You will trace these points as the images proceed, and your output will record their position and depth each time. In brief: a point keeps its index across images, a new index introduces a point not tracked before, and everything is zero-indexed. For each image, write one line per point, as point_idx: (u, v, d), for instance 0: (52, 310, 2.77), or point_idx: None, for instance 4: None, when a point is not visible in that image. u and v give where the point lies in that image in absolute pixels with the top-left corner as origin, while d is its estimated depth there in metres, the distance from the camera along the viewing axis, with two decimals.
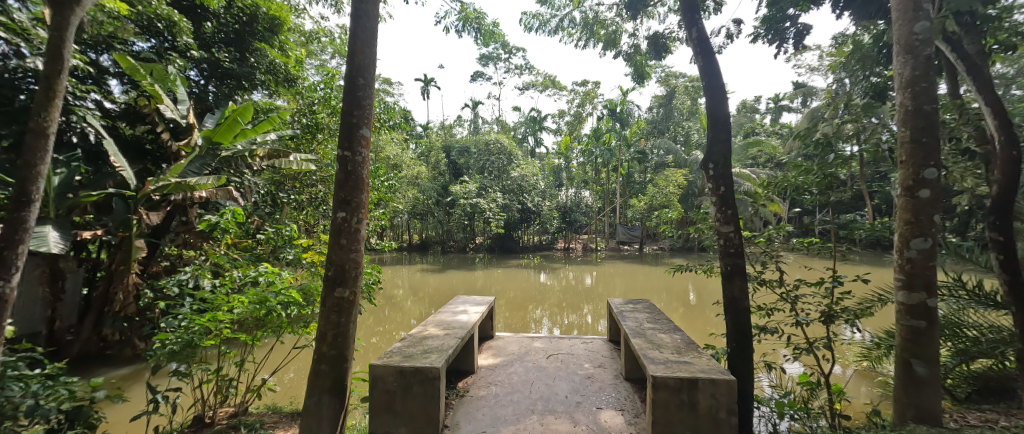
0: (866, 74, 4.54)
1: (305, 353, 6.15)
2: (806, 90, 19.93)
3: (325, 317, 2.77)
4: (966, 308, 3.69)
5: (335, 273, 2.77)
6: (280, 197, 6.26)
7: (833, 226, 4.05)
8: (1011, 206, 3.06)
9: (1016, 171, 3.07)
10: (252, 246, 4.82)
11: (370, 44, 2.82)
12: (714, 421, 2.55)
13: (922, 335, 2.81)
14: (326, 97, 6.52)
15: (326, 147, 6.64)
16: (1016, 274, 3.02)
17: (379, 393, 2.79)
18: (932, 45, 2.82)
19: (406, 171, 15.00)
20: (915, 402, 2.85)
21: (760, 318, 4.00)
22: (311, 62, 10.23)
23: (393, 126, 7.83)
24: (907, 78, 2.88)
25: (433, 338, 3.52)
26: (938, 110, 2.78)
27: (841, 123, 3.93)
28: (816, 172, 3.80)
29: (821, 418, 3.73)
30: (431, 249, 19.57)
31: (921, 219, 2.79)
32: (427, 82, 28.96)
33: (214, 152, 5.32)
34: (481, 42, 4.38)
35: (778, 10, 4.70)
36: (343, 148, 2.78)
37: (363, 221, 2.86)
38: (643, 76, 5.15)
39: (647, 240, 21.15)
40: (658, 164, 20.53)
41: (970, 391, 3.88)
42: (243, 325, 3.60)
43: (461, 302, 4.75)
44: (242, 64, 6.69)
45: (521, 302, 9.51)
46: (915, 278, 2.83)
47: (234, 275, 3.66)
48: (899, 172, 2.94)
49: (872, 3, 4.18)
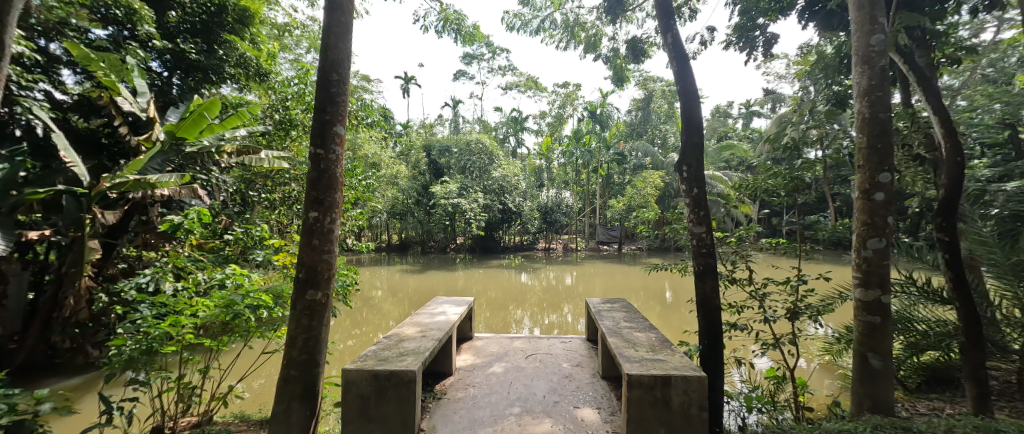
0: (829, 82, 4.81)
1: (275, 359, 5.92)
2: (775, 96, 20.82)
3: (296, 321, 2.67)
4: (917, 304, 3.97)
5: (307, 274, 2.68)
6: (250, 196, 5.95)
7: (799, 226, 4.26)
8: (956, 209, 3.31)
9: (961, 175, 3.31)
10: (219, 247, 4.59)
11: (345, 39, 2.76)
12: (687, 416, 2.63)
13: (877, 329, 3.00)
14: (299, 93, 6.21)
15: (301, 145, 6.36)
16: (961, 271, 3.25)
17: (352, 398, 2.71)
18: (886, 57, 3.03)
19: (385, 170, 14.74)
20: (871, 394, 3.03)
21: (731, 315, 4.14)
22: (286, 56, 9.90)
23: (371, 124, 7.60)
24: (864, 87, 3.07)
25: (410, 340, 3.46)
26: (892, 118, 2.97)
27: (807, 128, 4.17)
28: (784, 175, 4.00)
29: (787, 410, 3.90)
30: (411, 250, 19.27)
31: (876, 220, 2.98)
32: (408, 80, 28.52)
33: (177, 147, 5.04)
34: (461, 43, 4.35)
35: (749, 19, 4.91)
36: (316, 145, 2.70)
37: (336, 221, 2.78)
38: (622, 79, 5.25)
39: (625, 240, 21.51)
40: (637, 166, 20.99)
41: (919, 382, 4.17)
42: (208, 330, 3.43)
43: (441, 302, 4.71)
44: (209, 55, 6.36)
45: (503, 302, 9.48)
46: (871, 275, 3.01)
47: (198, 278, 3.47)
48: (857, 175, 3.12)
49: (834, 16, 4.41)
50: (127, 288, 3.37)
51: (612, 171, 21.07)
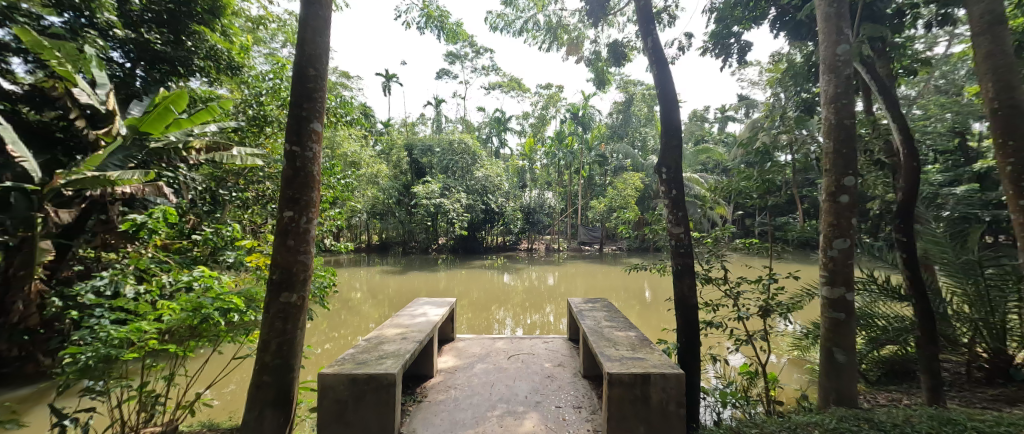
0: (798, 89, 5.02)
1: (246, 364, 5.69)
2: (748, 102, 21.60)
3: (269, 325, 2.57)
4: (878, 301, 4.21)
5: (281, 276, 2.58)
6: (220, 194, 5.56)
7: (770, 228, 4.44)
8: (913, 211, 3.52)
9: (917, 180, 3.52)
10: (186, 248, 4.37)
11: (322, 33, 2.69)
12: (665, 413, 2.70)
13: (842, 325, 3.15)
14: (275, 88, 6.00)
15: (276, 142, 6.11)
16: (917, 269, 3.46)
17: (329, 403, 2.64)
18: (851, 66, 3.19)
19: (365, 169, 14.46)
20: (836, 387, 3.19)
21: (707, 313, 4.26)
22: (260, 50, 9.55)
23: (351, 122, 7.42)
24: (831, 94, 3.22)
25: (390, 342, 3.39)
26: (855, 124, 3.13)
27: (777, 133, 4.35)
28: (756, 178, 4.17)
29: (759, 405, 4.04)
30: (391, 250, 18.95)
31: (841, 221, 3.14)
32: (388, 77, 28.02)
33: (141, 142, 4.80)
34: (444, 41, 4.31)
35: (724, 27, 5.09)
36: (291, 142, 2.61)
37: (313, 221, 2.69)
38: (604, 82, 5.33)
39: (606, 241, 21.84)
40: (617, 168, 21.33)
41: (879, 375, 4.42)
42: (174, 335, 3.25)
43: (422, 303, 4.65)
44: (177, 47, 6.05)
45: (485, 302, 9.44)
46: (837, 274, 3.16)
47: (163, 281, 3.30)
48: (824, 179, 3.28)
49: (803, 26, 4.63)
50: (83, 292, 3.15)
51: (594, 173, 21.31)
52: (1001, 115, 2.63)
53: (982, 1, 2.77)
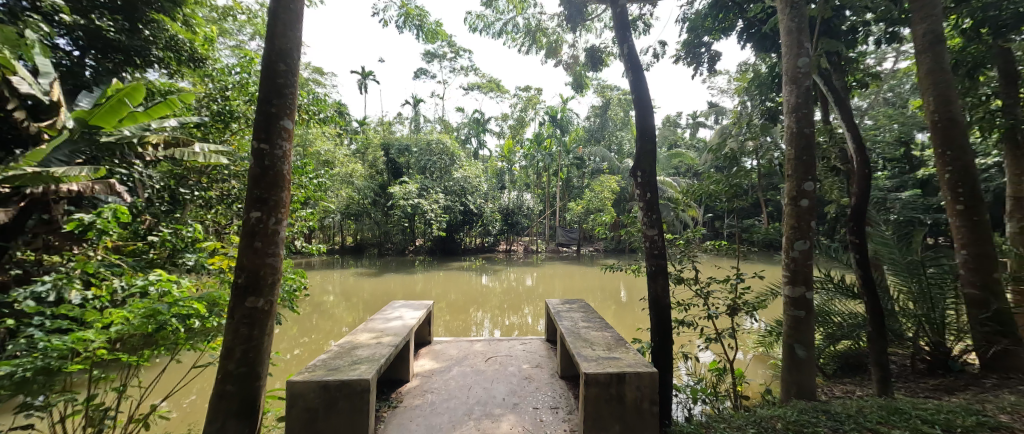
0: (763, 98, 5.29)
1: (209, 372, 5.39)
2: (718, 109, 22.51)
3: (233, 331, 2.44)
4: (833, 299, 4.47)
5: (246, 280, 2.46)
6: (180, 193, 5.14)
7: (737, 230, 4.63)
8: (865, 215, 3.77)
9: (868, 186, 3.78)
10: (142, 250, 4.07)
11: (294, 27, 2.59)
12: (639, 411, 2.76)
13: (802, 322, 3.33)
14: (242, 82, 5.65)
15: (242, 139, 5.78)
16: (866, 269, 3.71)
17: (298, 412, 2.53)
18: (810, 78, 3.38)
19: (339, 168, 14.05)
20: (798, 382, 3.36)
21: (679, 313, 4.39)
22: (226, 42, 9.10)
23: (325, 120, 7.17)
24: (793, 104, 3.40)
25: (364, 347, 3.30)
26: (815, 133, 3.32)
27: (744, 140, 4.57)
28: (724, 182, 4.36)
29: (727, 400, 4.21)
30: (366, 252, 18.49)
31: (801, 224, 3.33)
32: (365, 75, 27.28)
33: (90, 137, 4.59)
34: (423, 40, 4.25)
35: (696, 36, 5.30)
36: (260, 139, 2.49)
37: (282, 222, 2.58)
38: (581, 86, 5.40)
39: (583, 242, 22.18)
40: (594, 170, 21.68)
41: (835, 368, 4.71)
42: (126, 344, 3.02)
43: (398, 306, 4.56)
44: (132, 36, 5.67)
45: (463, 304, 9.36)
46: (798, 274, 3.34)
47: (113, 285, 3.07)
48: (786, 183, 3.46)
49: (768, 38, 4.89)
50: (20, 299, 2.84)
51: (571, 175, 21.59)
52: (942, 126, 3.73)
53: (925, 23, 3.76)
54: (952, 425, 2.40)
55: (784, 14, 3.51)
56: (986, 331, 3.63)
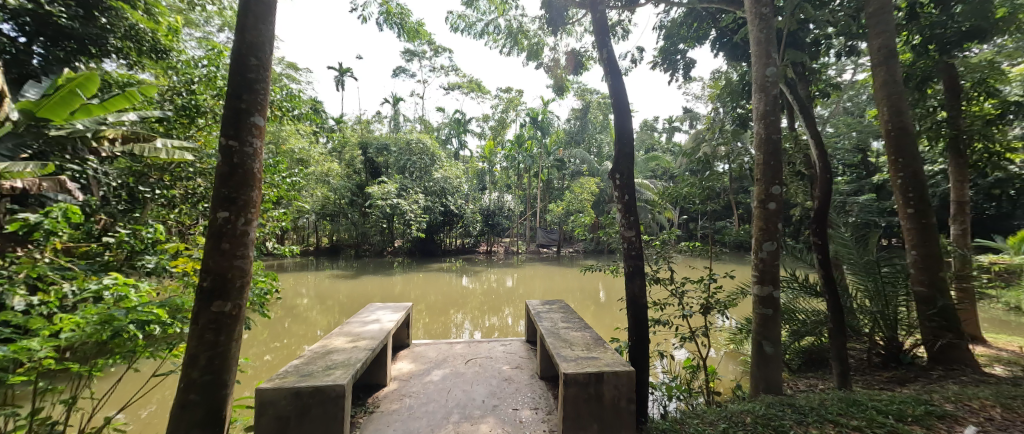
0: (734, 105, 5.51)
1: (170, 381, 5.09)
2: (692, 114, 23.21)
3: (197, 337, 2.31)
4: (798, 297, 4.68)
5: (212, 283, 2.33)
6: (140, 192, 4.70)
7: (710, 231, 4.79)
8: (827, 218, 3.97)
9: (829, 190, 3.98)
10: (95, 252, 3.78)
11: (266, 20, 2.49)
12: (617, 410, 2.80)
13: (770, 320, 3.47)
14: (209, 76, 5.38)
15: (209, 135, 5.49)
16: (828, 268, 3.90)
17: (268, 420, 2.43)
18: (778, 86, 3.54)
19: (314, 167, 13.61)
20: (765, 377, 3.50)
21: (655, 312, 4.49)
22: (192, 33, 8.66)
23: (299, 117, 6.93)
24: (762, 111, 3.55)
25: (339, 351, 3.20)
26: (781, 139, 3.48)
27: (717, 145, 4.76)
28: (698, 185, 4.50)
29: (700, 396, 4.34)
30: (342, 253, 18.03)
31: (769, 226, 3.48)
32: (343, 71, 26.54)
33: (37, 129, 4.35)
34: (404, 39, 4.19)
35: (672, 44, 5.49)
36: (228, 135, 2.38)
37: (252, 223, 2.47)
38: (562, 89, 5.46)
39: (563, 243, 22.41)
40: (574, 172, 21.90)
41: (800, 363, 4.94)
42: (77, 353, 2.77)
43: (375, 309, 4.44)
44: (87, 23, 5.29)
45: (443, 306, 9.26)
46: (766, 274, 3.49)
47: (64, 290, 2.82)
48: (756, 187, 3.61)
49: (738, 48, 5.11)
50: None
51: (551, 176, 21.74)
52: (894, 135, 3.99)
53: (880, 39, 4.02)
54: (903, 415, 2.56)
55: (754, 25, 3.66)
56: (932, 325, 3.98)
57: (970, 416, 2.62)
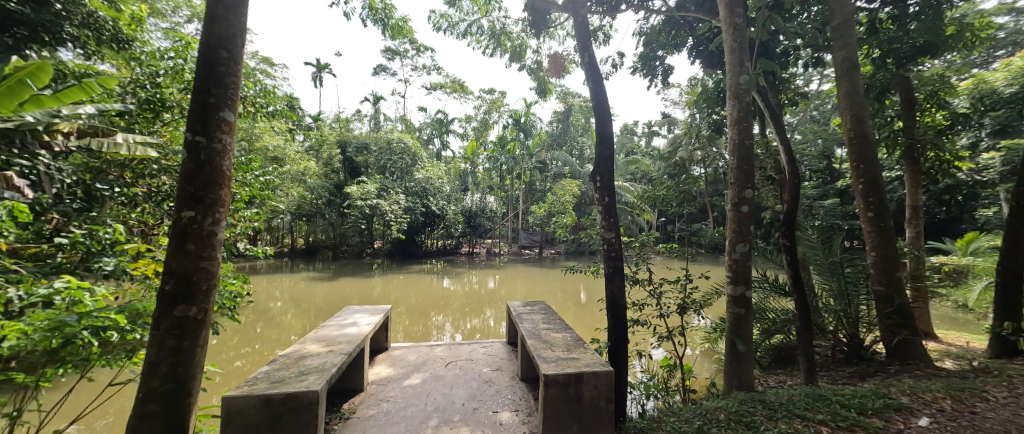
0: (710, 111, 5.69)
1: (128, 390, 4.80)
2: (670, 120, 23.79)
3: (158, 343, 2.18)
4: (768, 296, 4.85)
5: (176, 286, 2.20)
6: (97, 189, 4.46)
7: (687, 233, 4.91)
8: (795, 221, 4.14)
9: (797, 194, 4.15)
10: (44, 254, 3.51)
11: (238, 12, 2.39)
12: (596, 409, 2.82)
13: (742, 319, 3.58)
14: (177, 68, 5.12)
15: (176, 130, 5.12)
16: (796, 269, 4.06)
17: (236, 429, 2.32)
18: (751, 94, 3.66)
19: (289, 165, 13.18)
20: (738, 374, 3.62)
21: (634, 312, 4.56)
22: (158, 23, 8.23)
23: (274, 114, 6.69)
24: (735, 117, 3.67)
25: (314, 356, 3.09)
26: (753, 144, 3.61)
27: (693, 150, 4.90)
28: (675, 188, 4.61)
29: (677, 393, 4.44)
30: (319, 254, 17.53)
31: (742, 229, 3.60)
32: (320, 67, 25.80)
33: None
34: (388, 36, 4.12)
35: (651, 50, 5.63)
36: (195, 131, 2.26)
37: (220, 223, 2.35)
38: (544, 92, 5.48)
39: (543, 245, 22.53)
40: (556, 174, 22.06)
41: (769, 360, 5.14)
42: (23, 362, 2.56)
43: (352, 312, 4.32)
44: (39, 9, 4.95)
45: (424, 308, 9.13)
46: (739, 274, 3.61)
47: (8, 295, 2.60)
48: (729, 191, 3.73)
49: (714, 56, 5.28)
50: None
51: (533, 178, 21.81)
52: (856, 143, 4.21)
53: (843, 51, 4.24)
54: (865, 409, 2.70)
55: (728, 34, 3.79)
56: (889, 323, 4.18)
57: (924, 408, 2.78)
